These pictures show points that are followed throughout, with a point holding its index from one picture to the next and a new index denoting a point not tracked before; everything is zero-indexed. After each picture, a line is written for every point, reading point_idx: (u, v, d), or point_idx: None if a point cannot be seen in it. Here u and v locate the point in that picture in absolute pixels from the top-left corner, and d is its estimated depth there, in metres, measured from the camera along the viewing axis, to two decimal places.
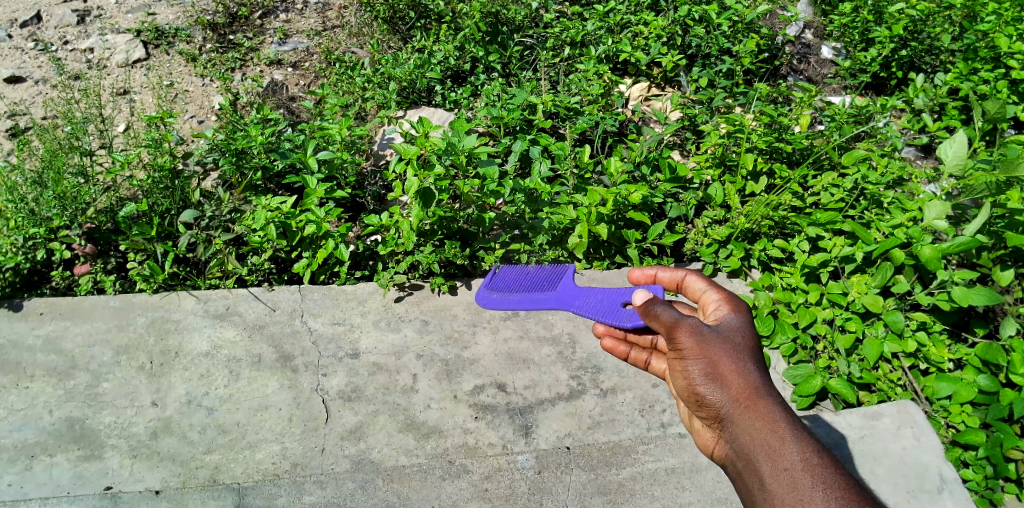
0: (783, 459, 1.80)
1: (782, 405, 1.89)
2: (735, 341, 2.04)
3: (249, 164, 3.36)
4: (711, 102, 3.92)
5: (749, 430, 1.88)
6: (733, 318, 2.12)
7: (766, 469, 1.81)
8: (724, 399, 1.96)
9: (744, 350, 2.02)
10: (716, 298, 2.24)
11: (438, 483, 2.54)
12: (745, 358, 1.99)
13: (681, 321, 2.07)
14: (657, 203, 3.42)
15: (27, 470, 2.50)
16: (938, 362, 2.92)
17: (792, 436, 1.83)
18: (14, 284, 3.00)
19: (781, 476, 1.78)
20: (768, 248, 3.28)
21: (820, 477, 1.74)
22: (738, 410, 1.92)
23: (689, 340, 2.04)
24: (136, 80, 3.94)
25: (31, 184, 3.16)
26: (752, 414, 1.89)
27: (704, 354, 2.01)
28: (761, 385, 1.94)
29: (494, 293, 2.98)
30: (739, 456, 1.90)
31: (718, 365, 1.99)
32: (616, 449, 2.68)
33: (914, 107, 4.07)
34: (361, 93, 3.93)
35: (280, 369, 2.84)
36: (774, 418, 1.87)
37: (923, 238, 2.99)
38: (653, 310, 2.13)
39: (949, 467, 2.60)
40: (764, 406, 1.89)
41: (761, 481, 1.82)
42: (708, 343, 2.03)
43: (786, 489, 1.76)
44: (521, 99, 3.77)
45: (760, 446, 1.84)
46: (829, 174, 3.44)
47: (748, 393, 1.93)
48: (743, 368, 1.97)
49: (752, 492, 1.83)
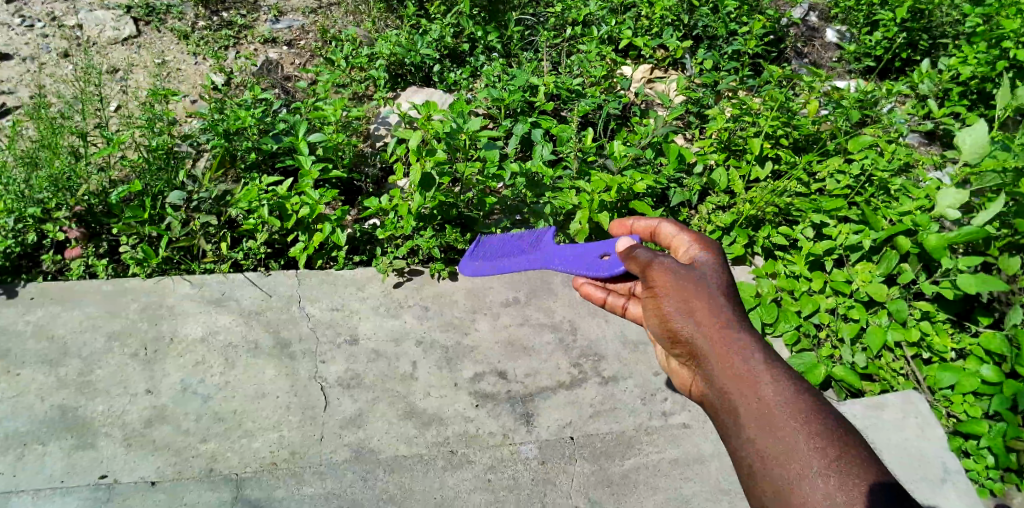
0: (769, 413, 1.71)
1: (763, 350, 1.80)
2: (712, 282, 1.94)
3: (242, 145, 3.27)
4: (715, 86, 3.87)
5: (732, 380, 1.78)
6: (709, 258, 2.01)
7: (750, 421, 1.72)
8: (704, 344, 1.85)
9: (722, 292, 1.93)
10: (688, 240, 2.10)
11: (440, 475, 2.51)
12: (723, 301, 1.90)
13: (660, 261, 2.01)
14: (660, 187, 3.37)
15: (20, 459, 2.46)
16: (942, 352, 2.92)
17: (779, 386, 1.74)
18: (4, 268, 2.93)
19: (768, 432, 1.69)
20: (772, 234, 3.26)
21: (810, 433, 1.66)
22: (717, 356, 1.82)
23: (667, 280, 1.96)
24: (127, 57, 3.83)
25: (20, 166, 3.08)
26: (732, 362, 1.80)
27: (680, 294, 1.93)
28: (741, 329, 1.85)
29: (477, 263, 3.06)
30: (720, 405, 1.80)
31: (695, 307, 1.89)
32: (619, 440, 2.65)
33: (919, 93, 4.07)
34: (359, 72, 3.85)
35: (277, 356, 2.80)
36: (758, 368, 1.77)
37: (930, 226, 2.97)
38: (633, 252, 2.09)
39: (952, 458, 2.59)
40: (748, 353, 1.80)
41: (748, 437, 1.72)
42: (684, 284, 1.94)
43: (774, 448, 1.68)
44: (522, 80, 3.70)
45: (744, 397, 1.75)
46: (836, 159, 3.41)
47: (727, 337, 1.83)
48: (722, 312, 1.87)
49: (737, 448, 1.74)
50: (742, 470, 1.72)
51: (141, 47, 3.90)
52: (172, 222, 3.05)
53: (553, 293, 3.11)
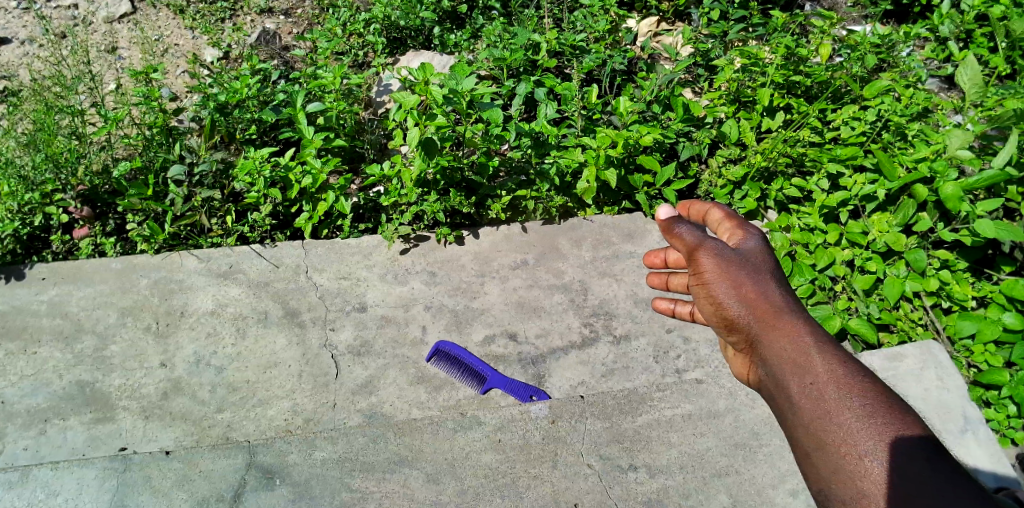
0: (831, 406, 1.52)
1: (819, 335, 1.63)
2: (761, 266, 1.78)
3: (243, 117, 3.27)
4: (724, 37, 3.77)
5: (791, 370, 1.60)
6: (752, 236, 1.85)
7: (810, 415, 1.54)
8: (760, 330, 1.69)
9: (770, 274, 1.77)
10: (723, 214, 1.94)
11: (451, 436, 2.40)
12: (773, 283, 1.75)
13: (704, 243, 1.83)
14: (668, 143, 3.27)
15: (42, 434, 2.51)
16: (962, 300, 2.86)
17: (841, 377, 1.54)
18: (15, 251, 2.97)
19: (831, 428, 1.50)
20: (784, 187, 3.18)
21: (879, 428, 1.45)
22: (772, 343, 1.66)
23: (712, 263, 1.80)
24: (125, 35, 3.81)
25: (24, 149, 3.09)
26: (788, 350, 1.62)
27: (730, 280, 1.76)
28: (793, 311, 1.69)
29: (439, 349, 2.75)
30: (779, 398, 1.63)
31: (747, 292, 1.73)
32: (631, 397, 2.54)
33: (940, 36, 3.89)
34: (357, 38, 3.81)
35: (288, 324, 2.81)
36: (817, 356, 1.58)
37: (948, 172, 2.88)
38: (674, 229, 1.89)
39: (973, 407, 2.53)
40: (806, 339, 1.62)
41: (809, 433, 1.53)
42: (732, 268, 1.78)
43: (837, 445, 1.48)
44: (524, 38, 3.62)
45: (805, 391, 1.56)
46: (851, 106, 3.28)
47: (780, 323, 1.66)
48: (774, 295, 1.72)
49: (793, 436, 1.57)
50: (799, 454, 1.57)
51: (138, 23, 3.87)
52: (175, 198, 3.05)
53: (561, 253, 3.08)
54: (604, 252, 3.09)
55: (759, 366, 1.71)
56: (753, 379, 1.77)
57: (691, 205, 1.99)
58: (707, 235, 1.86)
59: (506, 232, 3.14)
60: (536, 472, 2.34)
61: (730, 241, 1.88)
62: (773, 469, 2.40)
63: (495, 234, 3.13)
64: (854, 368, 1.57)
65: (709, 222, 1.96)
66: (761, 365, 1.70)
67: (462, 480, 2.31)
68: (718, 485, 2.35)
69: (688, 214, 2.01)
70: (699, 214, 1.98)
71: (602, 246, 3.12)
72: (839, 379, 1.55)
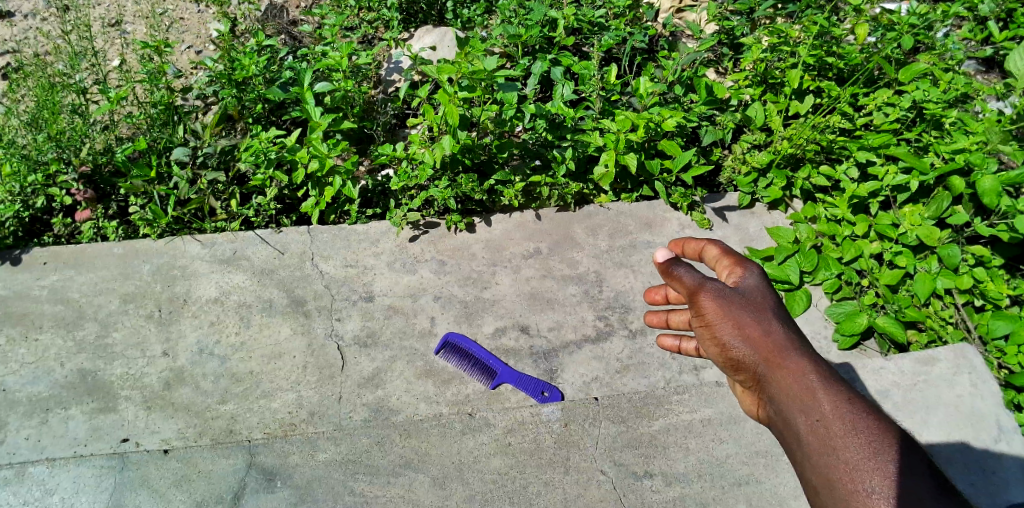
0: (838, 444, 1.51)
1: (825, 371, 1.61)
2: (763, 304, 1.74)
3: (249, 95, 3.13)
4: (751, 14, 3.59)
5: (798, 409, 1.58)
6: (751, 273, 1.81)
7: (819, 455, 1.52)
8: (766, 370, 1.66)
9: (772, 311, 1.73)
10: (720, 250, 1.88)
11: (459, 438, 2.38)
12: (776, 321, 1.71)
13: (704, 284, 1.77)
14: (690, 127, 3.13)
15: (44, 423, 2.45)
16: (996, 298, 2.70)
17: (847, 414, 1.53)
18: (18, 233, 2.88)
19: (839, 466, 1.49)
20: (812, 176, 3.03)
21: (887, 466, 1.44)
22: (779, 382, 1.63)
23: (712, 304, 1.74)
24: (130, 9, 3.70)
25: (25, 126, 2.98)
26: (796, 389, 1.60)
27: (732, 321, 1.72)
28: (797, 348, 1.66)
29: (454, 341, 2.66)
30: (788, 436, 1.61)
31: (751, 331, 1.69)
32: (648, 400, 2.50)
33: (979, 15, 3.72)
34: (367, 12, 3.67)
35: (292, 313, 2.72)
36: (823, 394, 1.57)
37: (986, 165, 2.74)
38: (671, 272, 1.83)
39: (1008, 415, 2.42)
40: (812, 377, 1.60)
41: (818, 471, 1.52)
42: (734, 308, 1.73)
43: (847, 484, 1.47)
44: (540, 14, 3.45)
45: (813, 431, 1.55)
46: (885, 91, 3.11)
47: (786, 362, 1.64)
48: (779, 332, 1.69)
49: (802, 477, 1.56)
50: (810, 494, 1.55)
51: None
52: (179, 181, 2.94)
53: (577, 243, 2.96)
54: (620, 242, 2.97)
55: (767, 405, 1.68)
56: (761, 416, 1.75)
57: (686, 243, 1.93)
58: (705, 275, 1.80)
59: (520, 219, 3.01)
60: (547, 478, 2.32)
61: (729, 278, 1.83)
62: (795, 479, 2.35)
63: (507, 221, 3.01)
64: (860, 403, 1.57)
65: (706, 259, 1.91)
66: (769, 403, 1.67)
67: (470, 486, 2.29)
68: (736, 495, 2.31)
69: (682, 250, 1.94)
70: (694, 251, 1.92)
71: (618, 235, 2.99)
72: (845, 417, 1.54)
